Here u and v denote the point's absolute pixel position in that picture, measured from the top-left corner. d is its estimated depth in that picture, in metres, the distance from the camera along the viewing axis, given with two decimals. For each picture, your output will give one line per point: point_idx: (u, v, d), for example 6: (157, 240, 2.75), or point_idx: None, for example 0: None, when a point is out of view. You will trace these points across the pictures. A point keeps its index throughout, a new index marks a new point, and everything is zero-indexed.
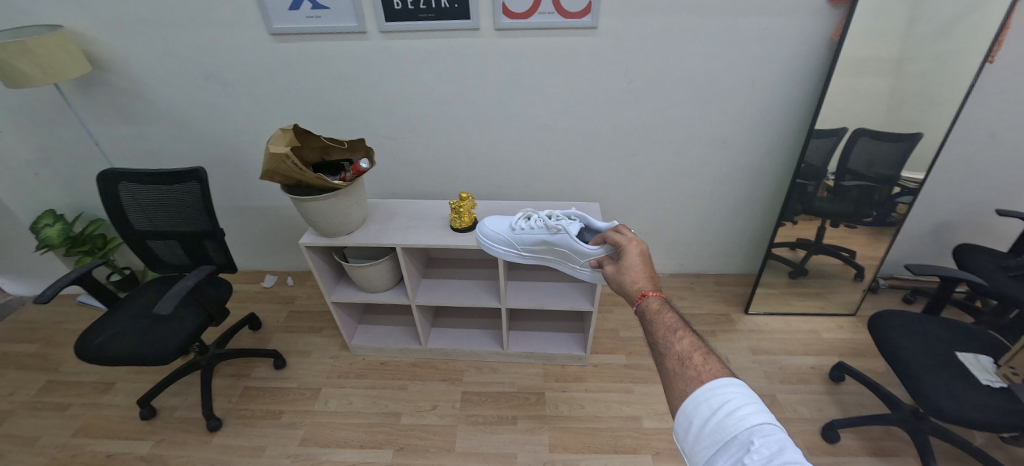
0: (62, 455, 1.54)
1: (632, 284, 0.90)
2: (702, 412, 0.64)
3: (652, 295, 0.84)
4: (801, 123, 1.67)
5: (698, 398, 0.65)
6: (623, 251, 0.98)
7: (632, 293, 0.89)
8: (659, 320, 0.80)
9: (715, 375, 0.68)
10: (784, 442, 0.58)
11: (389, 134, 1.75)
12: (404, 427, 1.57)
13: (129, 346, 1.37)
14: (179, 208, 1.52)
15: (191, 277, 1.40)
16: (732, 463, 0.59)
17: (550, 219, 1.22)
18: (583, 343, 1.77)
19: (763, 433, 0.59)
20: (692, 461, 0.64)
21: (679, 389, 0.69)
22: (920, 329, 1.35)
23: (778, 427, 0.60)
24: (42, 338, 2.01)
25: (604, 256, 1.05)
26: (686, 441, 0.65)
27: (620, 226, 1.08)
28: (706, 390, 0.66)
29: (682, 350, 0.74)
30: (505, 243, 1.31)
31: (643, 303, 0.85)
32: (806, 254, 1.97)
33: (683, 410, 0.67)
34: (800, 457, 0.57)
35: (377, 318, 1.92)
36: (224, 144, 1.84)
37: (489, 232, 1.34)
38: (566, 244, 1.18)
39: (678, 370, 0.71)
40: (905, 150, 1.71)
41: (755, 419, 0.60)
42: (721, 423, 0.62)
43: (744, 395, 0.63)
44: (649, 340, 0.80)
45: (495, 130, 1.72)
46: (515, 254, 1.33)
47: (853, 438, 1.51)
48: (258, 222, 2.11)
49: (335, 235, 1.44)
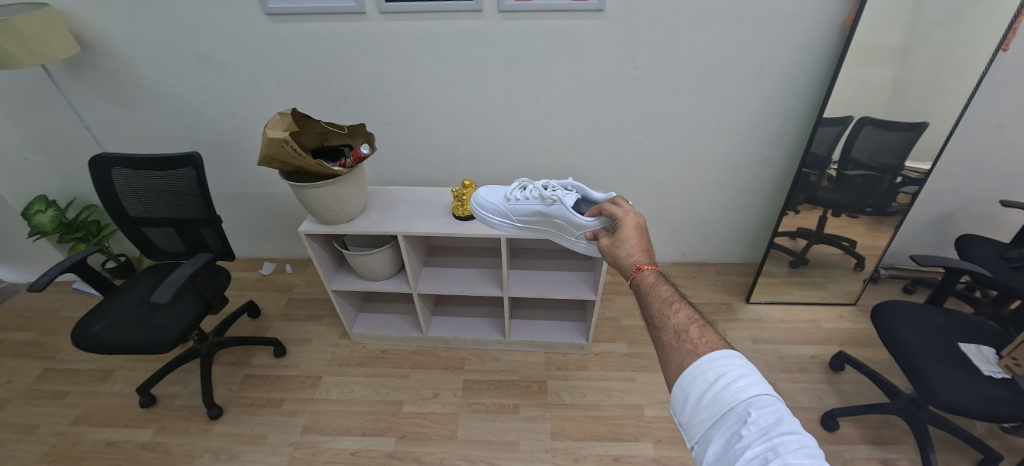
0: (62, 443, 1.53)
1: (627, 258, 0.87)
2: (697, 386, 0.61)
3: (647, 268, 0.81)
4: (809, 110, 1.64)
5: (692, 371, 0.62)
6: (619, 224, 0.94)
7: (628, 266, 0.85)
8: (654, 294, 0.77)
9: (712, 348, 0.65)
10: (783, 413, 0.55)
11: (389, 119, 1.71)
12: (406, 415, 1.56)
13: (126, 335, 1.35)
14: (174, 194, 1.49)
15: (188, 265, 1.38)
16: (729, 435, 0.56)
17: (545, 189, 1.18)
18: (584, 331, 1.77)
19: (760, 404, 0.56)
20: (687, 435, 0.61)
21: (675, 363, 0.66)
22: (921, 320, 1.35)
23: (776, 397, 0.57)
24: (38, 326, 1.99)
25: (600, 227, 1.01)
26: (681, 414, 0.62)
27: (618, 198, 1.03)
28: (701, 363, 0.62)
29: (678, 323, 0.70)
30: (499, 213, 1.28)
31: (638, 277, 0.82)
32: (808, 243, 1.96)
33: (678, 384, 0.64)
34: (799, 427, 0.55)
35: (378, 306, 1.91)
36: (218, 129, 1.79)
37: (484, 203, 1.31)
38: (560, 215, 1.14)
39: (673, 344, 0.68)
40: (909, 140, 1.68)
41: (752, 390, 0.57)
42: (717, 396, 0.58)
43: (741, 366, 0.60)
44: (644, 313, 0.76)
45: (497, 116, 1.68)
46: (509, 226, 1.29)
47: (852, 427, 1.52)
48: (254, 208, 2.08)
49: (334, 222, 1.41)
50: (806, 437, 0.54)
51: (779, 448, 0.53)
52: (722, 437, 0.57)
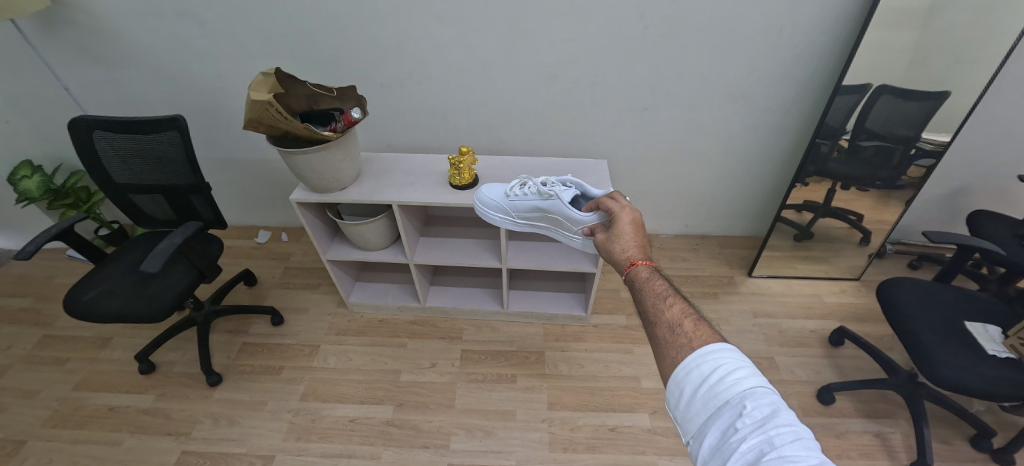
0: (65, 408, 1.55)
1: (622, 253, 0.87)
2: (691, 379, 0.59)
3: (641, 263, 0.81)
4: (826, 77, 1.55)
5: (687, 366, 0.61)
6: (615, 219, 0.95)
7: (622, 262, 0.85)
8: (647, 288, 0.76)
9: (707, 341, 0.63)
10: (778, 404, 0.54)
11: (382, 82, 1.63)
12: (404, 384, 1.57)
13: (120, 304, 1.33)
14: (162, 161, 1.43)
15: (178, 233, 1.34)
16: (725, 429, 0.54)
17: (544, 185, 1.17)
18: (584, 303, 1.75)
19: (755, 396, 0.54)
20: (683, 430, 0.59)
21: (670, 357, 0.65)
22: (926, 297, 1.32)
23: (771, 390, 0.55)
24: (34, 292, 1.98)
25: (598, 223, 1.00)
26: (677, 409, 0.60)
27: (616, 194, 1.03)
28: (695, 357, 0.61)
29: (672, 318, 0.69)
30: (499, 209, 1.24)
31: (632, 272, 0.81)
32: (814, 217, 1.90)
33: (673, 378, 0.63)
34: (794, 419, 0.53)
35: (375, 276, 1.89)
36: (204, 91, 1.71)
37: (485, 199, 1.26)
38: (559, 211, 1.13)
39: (668, 339, 0.66)
40: (929, 110, 1.59)
41: (747, 382, 0.56)
42: (712, 389, 0.57)
43: (736, 359, 0.59)
44: (639, 309, 0.75)
45: (498, 79, 1.59)
46: (510, 222, 1.26)
47: (848, 401, 1.53)
48: (246, 175, 2.02)
49: (327, 191, 1.36)
50: (802, 428, 0.52)
51: (774, 440, 0.51)
52: (717, 431, 0.55)
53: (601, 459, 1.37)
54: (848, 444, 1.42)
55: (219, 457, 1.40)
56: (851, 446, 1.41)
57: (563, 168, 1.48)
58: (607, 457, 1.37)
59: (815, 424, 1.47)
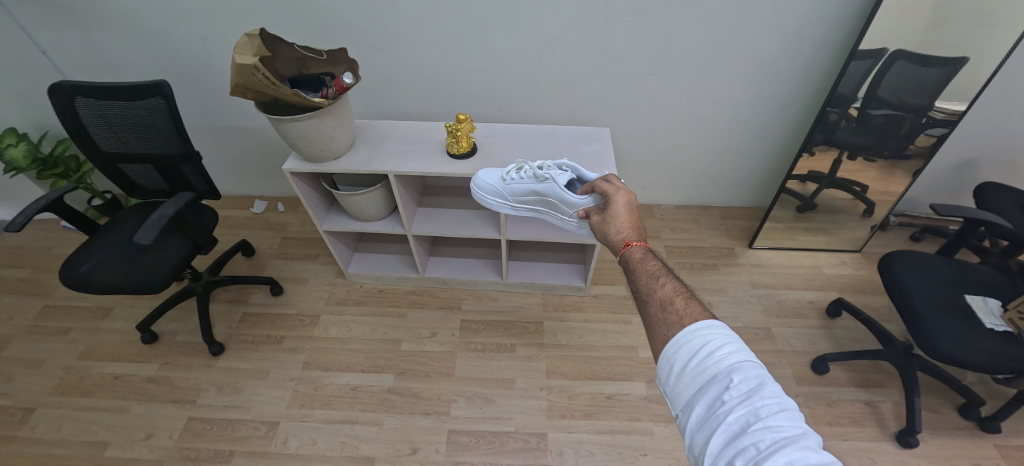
0: (71, 377, 1.58)
1: (617, 234, 0.85)
2: (681, 355, 0.59)
3: (636, 244, 0.79)
4: (842, 40, 1.48)
5: (678, 341, 0.60)
6: (610, 200, 0.92)
7: (617, 243, 0.83)
8: (641, 268, 0.75)
9: (698, 318, 0.63)
10: (765, 377, 0.54)
11: (375, 45, 1.55)
12: (404, 353, 1.59)
13: (116, 275, 1.32)
14: (149, 129, 1.38)
15: (170, 204, 1.31)
16: (713, 401, 0.54)
17: (540, 168, 1.12)
18: (583, 274, 1.75)
19: (742, 370, 0.54)
20: (672, 404, 0.59)
21: (661, 334, 0.64)
22: (928, 270, 1.32)
23: (758, 364, 0.55)
24: (32, 263, 1.97)
25: (594, 205, 0.99)
26: (666, 384, 0.60)
27: (611, 175, 1.00)
28: (684, 333, 0.60)
29: (664, 296, 0.68)
30: (496, 194, 1.21)
31: (627, 253, 0.80)
32: (819, 188, 1.87)
33: (663, 354, 0.62)
34: (781, 392, 0.53)
35: (373, 246, 1.88)
36: (188, 55, 1.63)
37: (481, 184, 1.22)
38: (556, 195, 1.10)
39: (659, 316, 0.66)
40: (945, 77, 1.52)
41: (735, 356, 0.55)
42: (701, 364, 0.56)
43: (725, 335, 0.58)
44: (632, 288, 0.74)
45: (496, 42, 1.52)
46: (507, 207, 1.23)
47: (841, 371, 1.56)
48: (238, 144, 1.96)
49: (320, 160, 1.32)
50: (788, 401, 0.52)
51: (760, 411, 0.51)
52: (705, 403, 0.54)
53: (598, 425, 1.40)
54: (839, 411, 1.45)
55: (225, 423, 1.44)
56: (841, 413, 1.45)
57: (563, 136, 1.43)
58: (604, 424, 1.41)
59: (808, 392, 1.50)
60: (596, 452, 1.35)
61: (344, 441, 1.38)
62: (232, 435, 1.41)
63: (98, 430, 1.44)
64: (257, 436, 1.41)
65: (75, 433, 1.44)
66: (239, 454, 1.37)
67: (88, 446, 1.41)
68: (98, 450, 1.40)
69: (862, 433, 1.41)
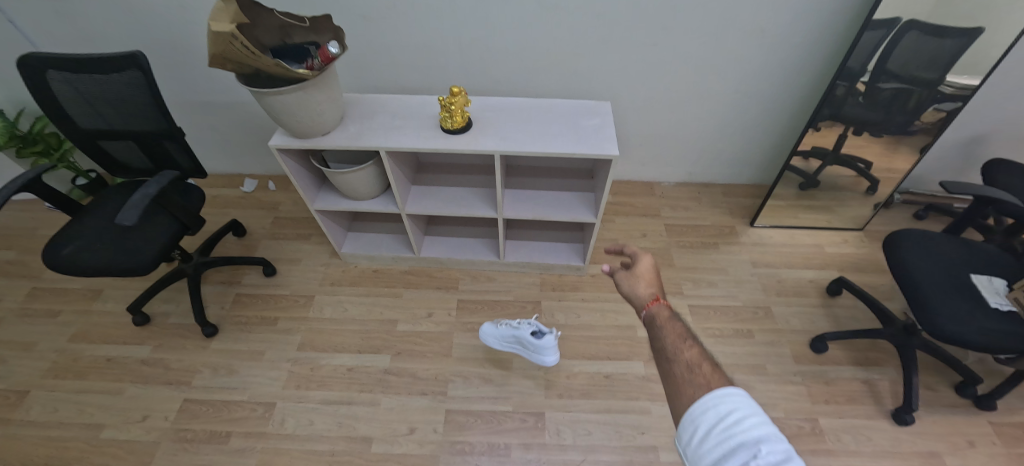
0: (63, 359, 1.56)
1: (642, 296, 0.84)
2: (704, 418, 0.57)
3: (660, 303, 0.79)
4: (856, 7, 1.40)
5: (702, 404, 0.59)
6: (634, 262, 0.90)
7: (641, 303, 0.83)
8: (668, 328, 0.75)
9: (722, 384, 0.61)
10: (791, 454, 0.52)
11: (364, 14, 1.47)
12: (400, 334, 1.57)
13: (101, 257, 1.28)
14: (128, 104, 1.32)
15: (153, 183, 1.26)
16: None
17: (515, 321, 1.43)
18: (582, 253, 1.72)
19: (768, 441, 0.52)
20: None
21: (685, 396, 0.63)
22: (934, 249, 1.29)
23: (783, 438, 0.53)
24: (18, 245, 1.92)
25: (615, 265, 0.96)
26: (687, 449, 0.57)
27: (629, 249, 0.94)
28: (709, 397, 0.59)
29: (690, 357, 0.68)
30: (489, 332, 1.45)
31: (652, 310, 0.79)
32: (823, 165, 1.82)
33: (685, 417, 0.60)
34: None
35: (367, 226, 1.83)
36: (166, 25, 1.55)
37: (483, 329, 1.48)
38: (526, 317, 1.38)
39: (685, 377, 0.65)
40: (957, 49, 1.46)
41: (761, 425, 0.54)
42: (726, 429, 0.55)
43: (749, 403, 0.57)
44: (656, 350, 0.73)
45: (492, 10, 1.44)
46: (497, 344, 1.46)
47: (840, 349, 1.55)
48: (224, 120, 1.89)
49: (308, 136, 1.26)
50: None
51: None
52: None
53: (596, 404, 1.40)
54: (836, 390, 1.45)
55: (221, 405, 1.43)
56: (839, 391, 1.45)
57: (561, 110, 1.37)
58: (602, 403, 1.41)
59: (806, 371, 1.49)
60: (593, 431, 1.35)
61: (341, 421, 1.38)
62: (228, 416, 1.41)
63: (94, 412, 1.43)
64: (254, 417, 1.40)
65: (70, 415, 1.43)
66: (236, 434, 1.37)
67: (84, 428, 1.40)
68: (95, 431, 1.39)
69: (858, 411, 1.41)
